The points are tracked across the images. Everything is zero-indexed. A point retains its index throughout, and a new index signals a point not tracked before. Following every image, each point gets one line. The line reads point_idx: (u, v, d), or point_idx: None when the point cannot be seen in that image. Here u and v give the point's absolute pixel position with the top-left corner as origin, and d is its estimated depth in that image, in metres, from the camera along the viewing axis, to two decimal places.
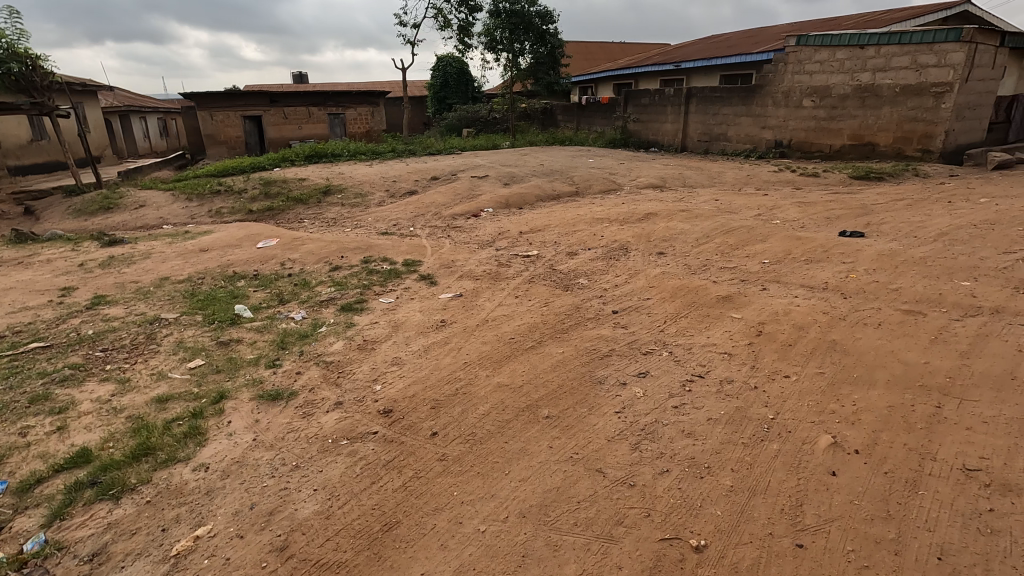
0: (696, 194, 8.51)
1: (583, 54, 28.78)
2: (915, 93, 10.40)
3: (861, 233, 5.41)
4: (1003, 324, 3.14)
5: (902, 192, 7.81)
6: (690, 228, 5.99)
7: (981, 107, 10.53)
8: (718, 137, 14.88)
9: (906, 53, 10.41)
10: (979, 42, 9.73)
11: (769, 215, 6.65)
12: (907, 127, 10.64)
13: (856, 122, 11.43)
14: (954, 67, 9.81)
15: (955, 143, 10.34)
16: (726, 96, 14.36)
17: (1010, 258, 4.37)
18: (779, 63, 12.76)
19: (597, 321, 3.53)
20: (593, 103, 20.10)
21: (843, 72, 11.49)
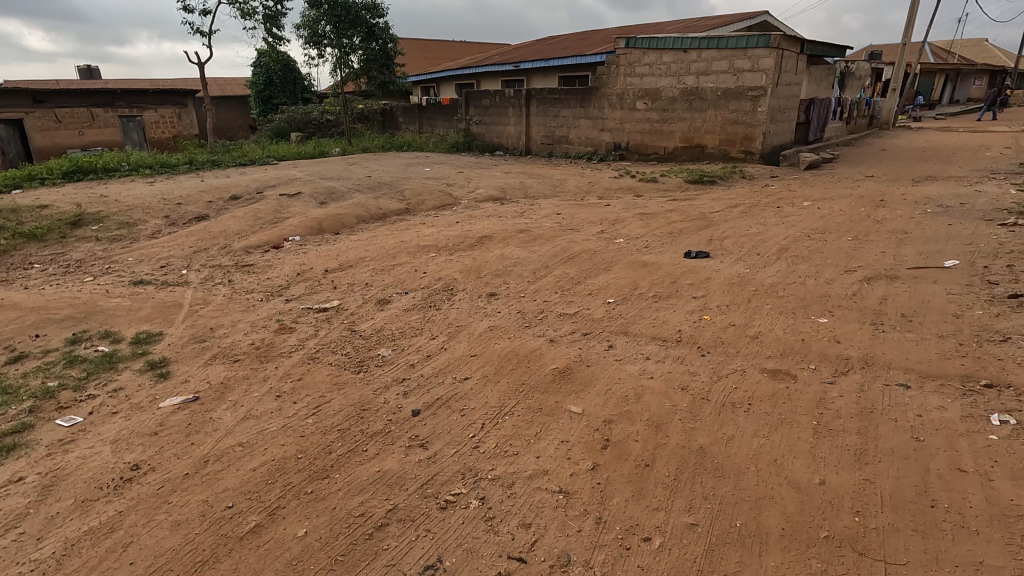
0: (539, 206, 7.81)
1: (422, 53, 27.59)
2: (735, 97, 10.77)
3: (705, 253, 4.94)
4: (879, 386, 2.58)
5: (735, 198, 7.78)
6: (526, 255, 5.13)
7: (789, 110, 11.23)
8: (560, 140, 14.62)
9: (724, 57, 10.73)
10: (785, 48, 10.26)
11: (613, 232, 6.06)
12: (730, 129, 11.00)
13: (685, 125, 11.65)
14: (765, 71, 10.26)
15: (771, 144, 10.89)
16: (565, 98, 14.12)
17: (852, 278, 4.06)
18: (611, 65, 12.70)
19: (384, 441, 2.38)
20: (433, 105, 19.01)
21: (670, 75, 11.64)
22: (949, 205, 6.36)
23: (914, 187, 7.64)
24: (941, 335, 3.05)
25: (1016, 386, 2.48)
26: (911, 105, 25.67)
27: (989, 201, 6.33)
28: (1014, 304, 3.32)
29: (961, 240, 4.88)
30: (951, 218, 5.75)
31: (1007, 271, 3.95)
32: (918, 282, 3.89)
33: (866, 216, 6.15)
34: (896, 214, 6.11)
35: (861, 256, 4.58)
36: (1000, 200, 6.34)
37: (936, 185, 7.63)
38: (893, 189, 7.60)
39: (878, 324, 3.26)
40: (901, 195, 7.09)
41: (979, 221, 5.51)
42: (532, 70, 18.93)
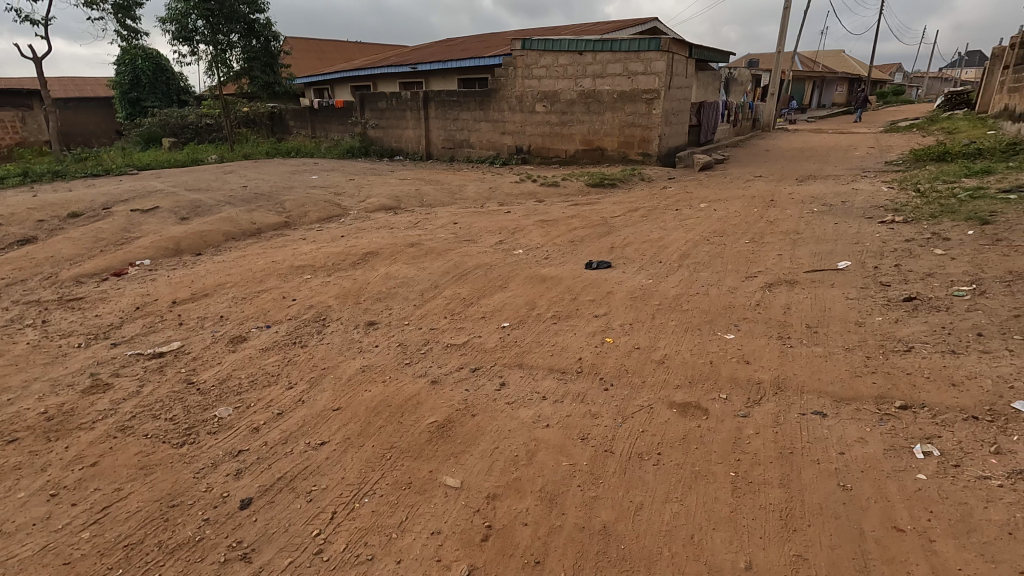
0: (435, 216, 7.27)
1: (314, 53, 26.10)
2: (630, 99, 10.82)
3: (606, 262, 4.64)
4: (795, 418, 2.31)
5: (636, 201, 7.67)
6: (415, 273, 4.57)
7: (681, 113, 11.49)
8: (461, 144, 14.14)
9: (618, 60, 10.76)
10: (674, 52, 10.44)
11: (512, 242, 5.65)
12: (627, 132, 11.04)
13: (584, 128, 11.58)
14: (658, 74, 10.38)
15: (667, 146, 11.07)
16: (463, 100, 13.67)
17: (753, 285, 3.90)
18: (508, 67, 12.42)
19: (192, 558, 1.76)
20: (326, 107, 17.85)
21: (568, 78, 11.54)
22: (831, 204, 6.58)
23: (800, 186, 7.92)
24: (847, 347, 2.88)
25: (930, 405, 2.30)
26: (787, 109, 27.81)
27: (866, 199, 6.61)
28: (909, 308, 3.25)
29: (848, 240, 4.94)
30: (836, 217, 5.89)
31: (895, 271, 3.95)
32: (816, 287, 3.78)
33: (758, 216, 6.19)
34: (786, 215, 6.19)
35: (759, 260, 4.47)
36: (875, 198, 6.65)
37: (819, 184, 7.94)
38: (781, 188, 7.83)
39: (785, 338, 3.05)
40: (789, 195, 7.29)
41: (861, 219, 5.67)
42: (430, 72, 18.31)
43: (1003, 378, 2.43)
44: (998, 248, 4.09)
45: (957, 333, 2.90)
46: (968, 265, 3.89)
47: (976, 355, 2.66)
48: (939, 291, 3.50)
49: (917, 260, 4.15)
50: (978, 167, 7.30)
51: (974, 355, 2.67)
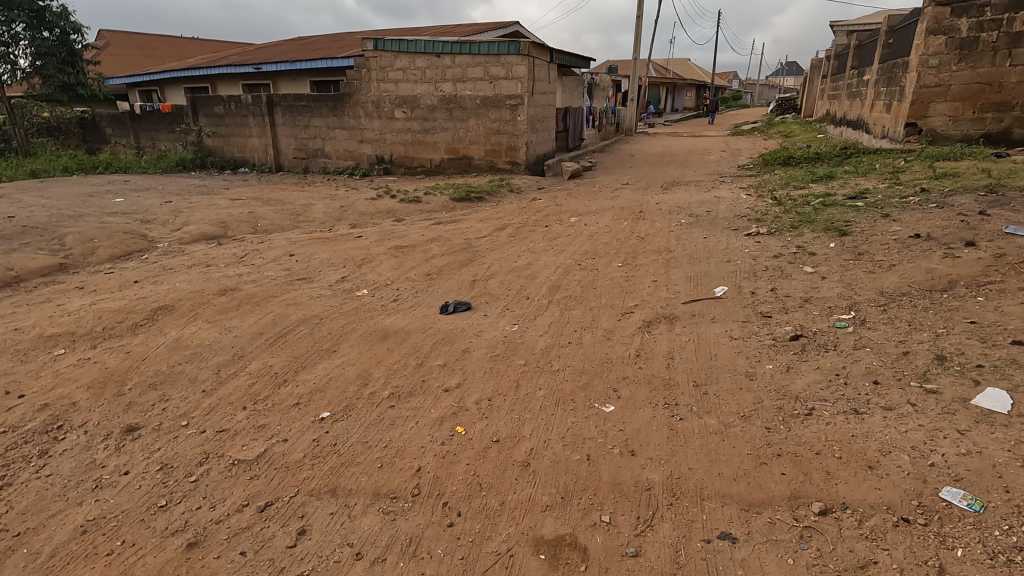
0: (270, 245, 6.10)
1: (139, 51, 22.78)
2: (494, 106, 10.26)
3: (466, 303, 3.91)
4: (697, 550, 1.72)
5: (504, 217, 7.08)
6: (219, 336, 3.51)
7: (547, 119, 11.17)
8: (315, 154, 12.75)
9: (478, 64, 10.14)
10: (535, 56, 10.03)
11: (357, 278, 4.74)
12: (493, 140, 10.47)
13: (448, 135, 10.85)
14: (520, 79, 9.91)
15: (535, 154, 10.67)
16: (314, 106, 12.32)
17: (630, 327, 3.36)
18: (361, 69, 11.32)
19: None
20: (151, 113, 15.37)
21: (426, 82, 10.72)
22: (696, 214, 6.44)
23: (666, 194, 7.81)
24: (743, 415, 2.38)
25: (852, 505, 1.82)
26: (645, 114, 29.34)
27: (729, 208, 6.56)
28: (797, 350, 2.86)
29: (719, 257, 4.67)
30: (703, 230, 5.69)
31: (771, 297, 3.63)
32: (697, 325, 3.34)
33: (629, 232, 5.86)
34: (656, 229, 5.90)
35: (634, 290, 4.00)
36: (737, 206, 6.62)
37: (684, 192, 7.90)
38: (649, 197, 7.66)
39: (672, 407, 2.49)
40: (656, 205, 7.11)
41: (727, 232, 5.49)
42: (277, 73, 16.50)
43: (920, 451, 2.03)
44: (862, 264, 3.95)
45: (853, 382, 2.52)
46: (840, 286, 3.68)
47: (881, 415, 2.27)
48: (821, 322, 3.19)
49: (789, 281, 3.91)
50: (821, 171, 7.63)
51: (879, 416, 2.27)
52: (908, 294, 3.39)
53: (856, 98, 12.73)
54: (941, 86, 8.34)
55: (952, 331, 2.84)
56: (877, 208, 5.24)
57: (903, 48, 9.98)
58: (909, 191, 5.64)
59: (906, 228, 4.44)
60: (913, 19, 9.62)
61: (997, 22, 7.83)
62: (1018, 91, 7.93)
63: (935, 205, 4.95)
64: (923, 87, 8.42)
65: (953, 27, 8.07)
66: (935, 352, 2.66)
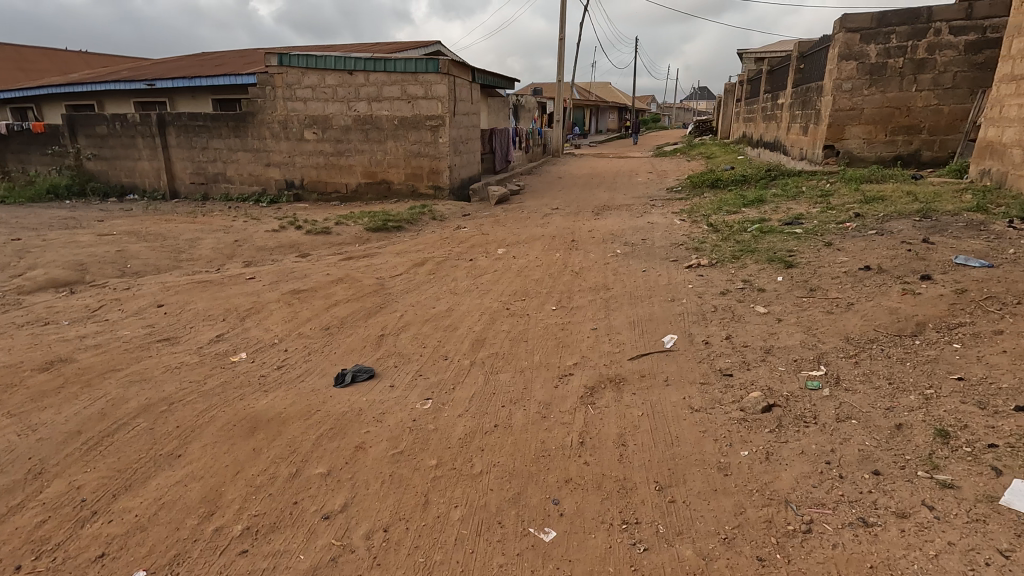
0: (137, 292, 5.04)
1: (13, 64, 20.35)
2: (413, 126, 9.56)
3: (368, 369, 3.16)
4: None
5: (424, 250, 6.36)
6: (17, 439, 2.55)
7: (471, 140, 10.59)
8: (215, 178, 11.49)
9: (395, 82, 9.44)
10: (456, 74, 9.46)
11: (236, 336, 3.84)
12: (414, 163, 9.74)
13: (365, 158, 10.01)
14: (441, 99, 9.29)
15: (459, 178, 10.04)
16: (212, 125, 11.12)
17: (571, 399, 2.72)
18: (265, 86, 10.31)
19: None
20: (18, 133, 13.45)
21: (338, 101, 9.87)
22: (632, 243, 6.00)
23: (598, 220, 7.37)
24: (724, 537, 1.79)
25: None
26: (571, 135, 29.60)
27: (664, 235, 6.18)
28: (773, 426, 2.33)
29: (662, 296, 4.17)
30: (640, 262, 5.22)
31: (728, 349, 3.13)
32: (650, 391, 2.75)
33: (562, 265, 5.32)
34: (591, 261, 5.39)
35: (572, 344, 3.39)
36: (673, 233, 6.24)
37: (616, 217, 7.51)
38: (580, 224, 7.20)
39: (632, 528, 1.86)
40: (588, 233, 6.64)
41: (666, 264, 5.05)
42: (174, 91, 15.03)
43: None
44: (817, 304, 3.57)
45: (850, 475, 2.00)
46: (801, 332, 3.24)
47: (897, 529, 1.74)
48: (791, 382, 2.69)
49: (743, 326, 3.44)
50: (750, 195, 7.48)
51: (895, 529, 1.75)
52: (877, 341, 2.98)
53: (771, 121, 13.09)
54: (855, 110, 8.51)
55: (941, 392, 2.41)
56: (816, 235, 4.98)
57: (815, 73, 10.26)
58: (844, 215, 5.46)
59: (854, 259, 4.14)
60: (822, 45, 9.89)
61: (902, 49, 8.04)
62: (924, 115, 8.19)
63: (874, 231, 4.73)
64: (838, 110, 8.57)
65: (863, 52, 8.25)
66: (934, 425, 2.20)
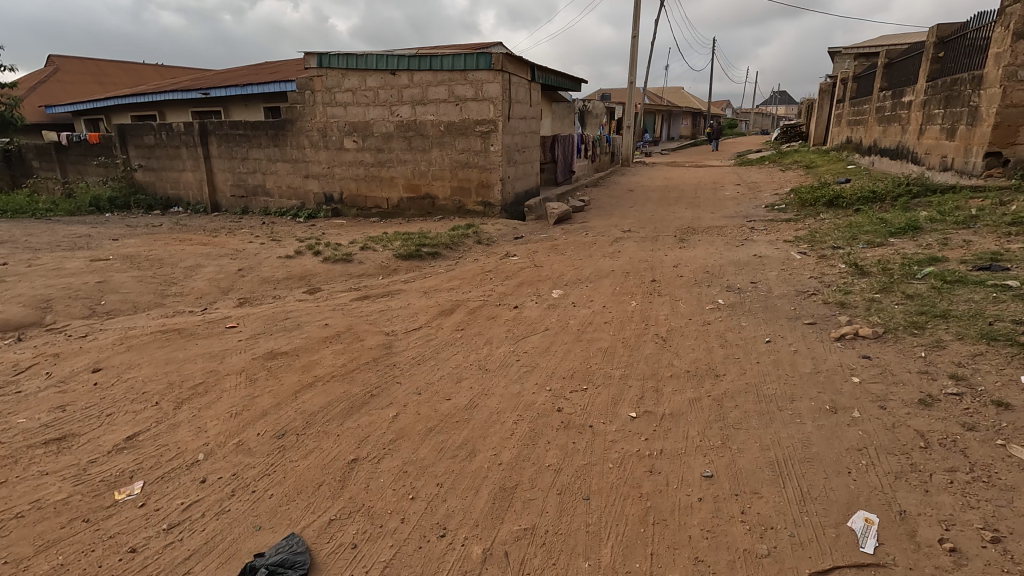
0: (91, 340, 4.01)
1: (92, 79, 21.12)
2: (461, 133, 8.27)
3: (302, 556, 1.79)
4: None
5: (458, 288, 5.00)
6: None
7: (529, 149, 9.18)
8: (255, 191, 10.76)
9: (441, 82, 8.20)
10: (512, 71, 8.10)
11: (153, 440, 2.60)
12: (461, 174, 8.44)
13: (407, 169, 8.86)
14: (493, 100, 7.93)
15: (514, 192, 8.65)
16: (252, 134, 10.38)
17: None
18: (304, 91, 9.41)
19: None
20: (77, 144, 13.40)
21: (380, 105, 8.78)
22: (737, 289, 4.35)
23: (684, 250, 5.75)
24: None
25: None
26: (641, 142, 27.66)
27: (782, 278, 4.50)
28: None
29: (812, 402, 2.55)
30: (758, 324, 3.58)
31: None
32: None
33: (639, 321, 3.81)
34: (680, 317, 3.82)
35: (671, 520, 1.86)
36: (793, 274, 4.55)
37: (707, 245, 5.87)
38: (660, 254, 5.62)
39: None
40: (673, 268, 5.06)
41: (801, 331, 3.39)
42: (228, 99, 14.70)
43: None
44: None
45: None
46: None
47: None
48: None
49: (1012, 506, 1.78)
50: (895, 220, 5.61)
51: None
52: None
53: (893, 123, 10.86)
54: None
55: None
56: None
57: (964, 61, 8.11)
58: None
59: None
60: (978, 25, 7.77)
61: None
62: None
63: None
64: (1011, 105, 6.50)
65: None
66: None
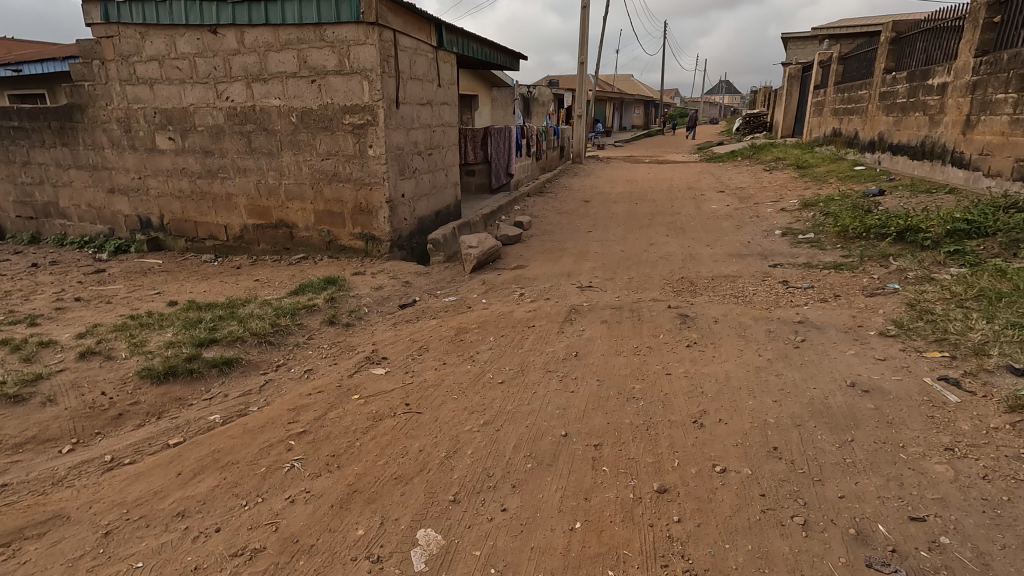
0: None
1: None
2: (322, 127, 5.25)
3: None
4: None
5: (198, 516, 2.07)
6: None
7: (438, 150, 6.25)
8: (47, 211, 7.37)
9: (287, 45, 5.14)
10: (398, 29, 5.12)
11: None
12: (328, 192, 5.43)
13: (249, 184, 5.77)
14: (366, 74, 4.92)
15: (414, 217, 5.72)
16: (32, 127, 6.98)
17: None
18: (90, 60, 6.11)
19: None
20: None
21: (201, 83, 5.64)
22: (900, 573, 1.60)
23: (699, 358, 3.03)
24: None
25: None
26: (593, 134, 25.11)
27: (987, 515, 1.76)
28: None
29: None
30: None
31: None
32: None
33: None
34: None
35: None
36: (1007, 498, 1.82)
37: (738, 342, 3.17)
38: (658, 376, 2.86)
39: None
40: (696, 437, 2.30)
41: None
42: (54, 79, 11.01)
43: None
44: None
45: None
46: None
47: None
48: None
49: None
50: None
51: None
52: None
53: (913, 113, 8.56)
54: None
55: None
56: None
57: None
58: None
59: None
60: None
61: None
62: None
63: None
64: None
65: None
66: None
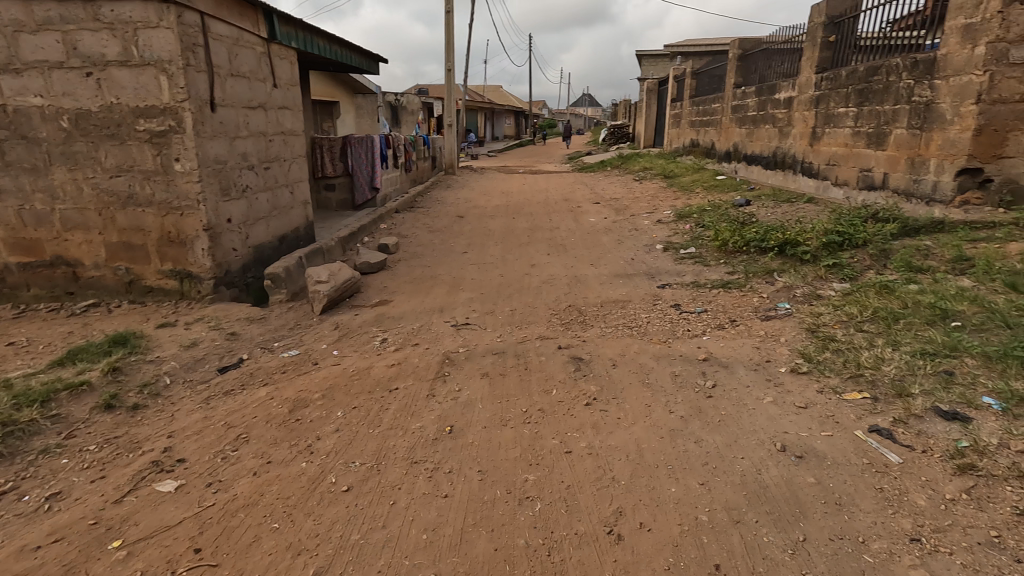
0: None
1: None
2: (107, 135, 3.99)
3: None
4: None
5: None
6: None
7: (277, 163, 5.17)
8: None
9: (46, 25, 3.83)
10: (206, 11, 4.01)
11: None
12: (122, 219, 4.16)
13: (5, 210, 4.29)
14: (162, 66, 3.75)
15: (248, 247, 4.61)
16: None
17: None
18: None
19: None
20: None
21: None
22: None
23: (604, 422, 2.43)
24: None
25: None
26: (465, 143, 24.67)
27: None
28: None
29: None
30: None
31: None
32: None
33: None
34: None
35: None
36: None
37: (644, 395, 2.64)
38: (556, 458, 2.21)
39: None
40: (616, 563, 1.67)
41: None
42: None
43: None
44: None
45: None
46: None
47: None
48: None
49: None
50: (961, 309, 3.00)
51: None
52: None
53: (763, 125, 9.03)
54: None
55: None
56: None
57: (876, 52, 6.25)
58: None
59: None
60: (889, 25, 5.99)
61: None
62: None
63: None
64: (998, 101, 4.60)
65: None
66: None
